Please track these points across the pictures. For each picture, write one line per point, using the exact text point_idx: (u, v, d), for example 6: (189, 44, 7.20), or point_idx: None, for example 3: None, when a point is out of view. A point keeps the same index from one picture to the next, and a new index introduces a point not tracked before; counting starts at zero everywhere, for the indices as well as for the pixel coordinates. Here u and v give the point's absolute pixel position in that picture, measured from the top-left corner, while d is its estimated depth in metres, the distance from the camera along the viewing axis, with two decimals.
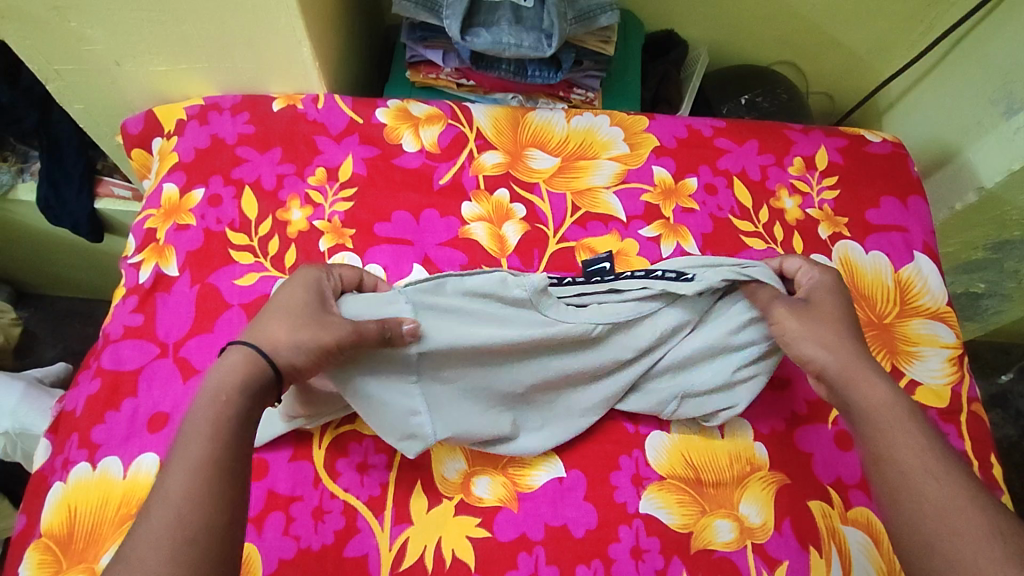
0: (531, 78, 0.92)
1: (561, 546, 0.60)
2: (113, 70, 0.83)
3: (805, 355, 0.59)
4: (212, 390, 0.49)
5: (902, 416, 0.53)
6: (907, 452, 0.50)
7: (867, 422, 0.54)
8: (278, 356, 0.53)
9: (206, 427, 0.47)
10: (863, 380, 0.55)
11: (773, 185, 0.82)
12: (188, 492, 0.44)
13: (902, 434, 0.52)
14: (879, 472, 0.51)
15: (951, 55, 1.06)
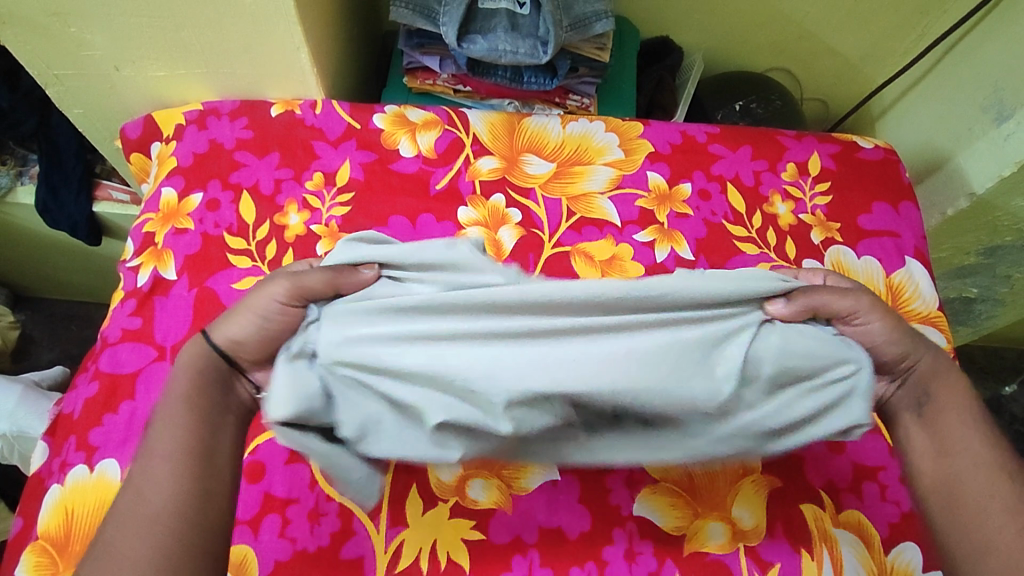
0: (527, 84, 0.93)
1: (556, 548, 0.60)
2: (113, 75, 0.84)
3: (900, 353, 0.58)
4: (175, 382, 0.51)
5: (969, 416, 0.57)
6: (973, 453, 0.55)
7: (933, 414, 0.57)
8: (219, 334, 0.53)
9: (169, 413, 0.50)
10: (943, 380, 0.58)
11: (766, 190, 0.83)
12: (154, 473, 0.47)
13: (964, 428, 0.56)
14: (937, 459, 0.55)
15: (942, 62, 1.08)
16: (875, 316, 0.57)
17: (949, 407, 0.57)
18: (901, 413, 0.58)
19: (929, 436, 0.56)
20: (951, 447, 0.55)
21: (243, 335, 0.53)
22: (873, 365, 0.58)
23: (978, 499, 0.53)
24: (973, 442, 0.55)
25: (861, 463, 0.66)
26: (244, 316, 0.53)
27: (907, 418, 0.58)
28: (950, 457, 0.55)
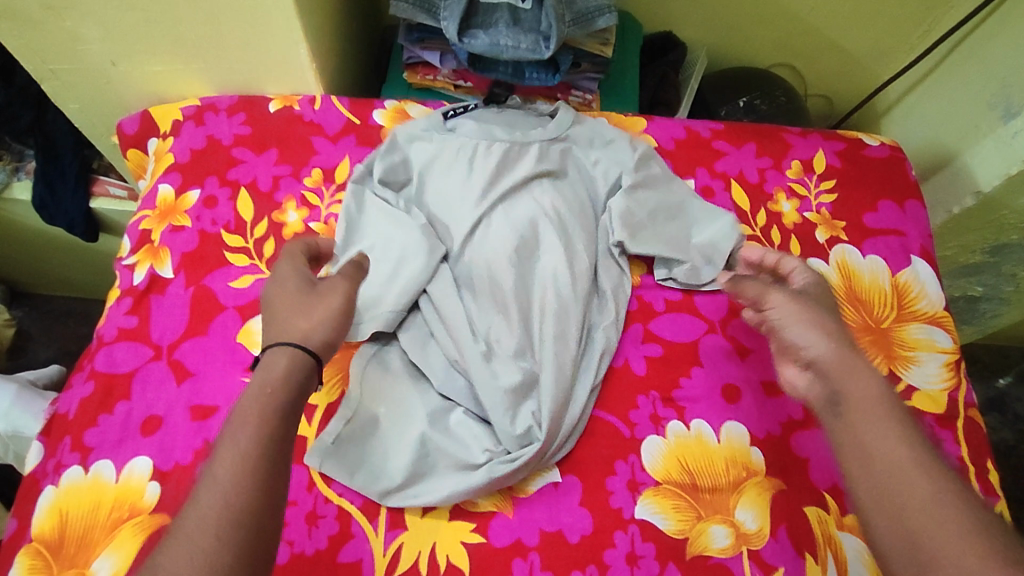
0: (529, 80, 0.90)
1: (556, 552, 0.59)
2: (108, 69, 0.83)
3: (801, 340, 0.54)
4: (258, 385, 0.48)
5: (890, 417, 0.48)
6: (895, 448, 0.46)
7: (851, 415, 0.49)
8: (313, 340, 0.52)
9: (252, 417, 0.47)
10: (853, 374, 0.50)
11: (771, 188, 0.82)
12: (234, 480, 0.43)
13: (893, 429, 0.47)
14: (863, 466, 0.46)
15: (950, 57, 1.06)
16: (781, 297, 0.57)
17: (866, 407, 0.48)
18: (817, 412, 0.52)
19: (849, 439, 0.48)
20: (870, 450, 0.47)
21: (317, 329, 0.53)
22: (781, 350, 0.56)
23: (907, 501, 0.44)
24: (897, 445, 0.46)
25: None
26: (313, 314, 0.53)
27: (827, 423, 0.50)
28: (870, 461, 0.46)
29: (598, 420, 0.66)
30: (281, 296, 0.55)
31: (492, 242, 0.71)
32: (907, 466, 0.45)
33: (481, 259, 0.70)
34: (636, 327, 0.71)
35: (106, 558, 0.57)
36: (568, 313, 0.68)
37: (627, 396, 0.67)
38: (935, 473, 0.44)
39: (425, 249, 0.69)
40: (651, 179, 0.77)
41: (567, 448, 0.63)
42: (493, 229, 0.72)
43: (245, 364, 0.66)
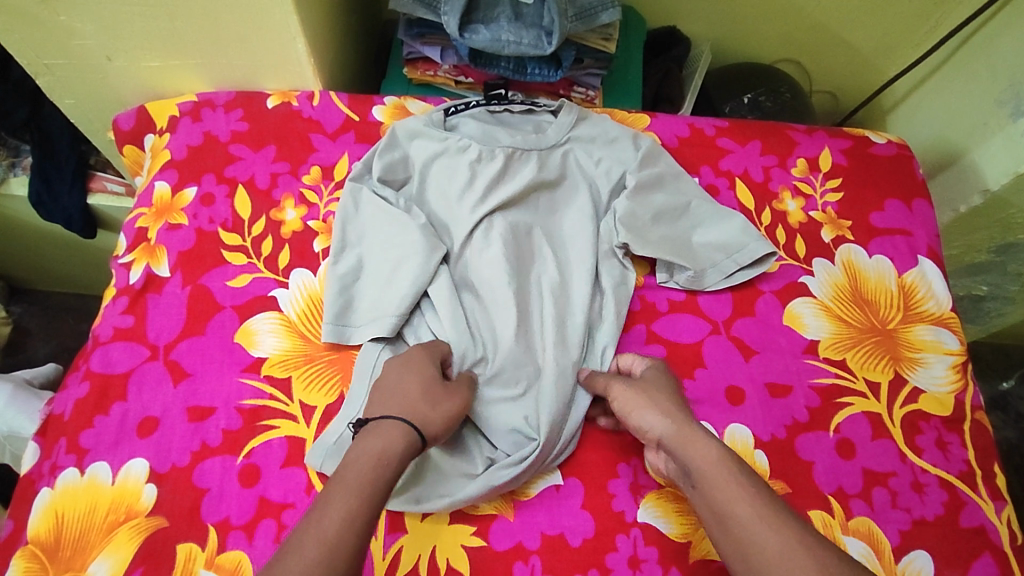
0: (530, 76, 0.89)
1: (557, 556, 0.59)
2: (104, 64, 0.81)
3: (646, 425, 0.58)
4: (373, 454, 0.51)
5: (727, 473, 0.53)
6: (740, 501, 0.51)
7: (700, 483, 0.54)
8: (429, 431, 0.55)
9: (362, 486, 0.49)
10: (692, 442, 0.55)
11: (776, 186, 0.81)
12: (339, 545, 0.45)
13: (734, 488, 0.52)
14: (722, 531, 0.51)
15: (957, 54, 1.05)
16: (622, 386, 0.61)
17: (711, 473, 0.53)
18: (678, 482, 0.57)
19: (707, 509, 0.53)
20: (721, 514, 0.52)
21: (439, 425, 0.55)
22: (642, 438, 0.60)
23: (760, 558, 0.48)
24: (741, 503, 0.51)
25: (871, 469, 0.65)
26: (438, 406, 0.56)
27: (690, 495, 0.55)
28: (725, 524, 0.51)
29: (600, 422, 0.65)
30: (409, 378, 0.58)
31: (493, 244, 0.70)
32: (752, 523, 0.50)
33: (481, 260, 0.70)
34: (638, 327, 0.70)
35: (103, 561, 0.56)
36: (567, 318, 0.68)
37: None
38: (777, 523, 0.49)
39: (425, 249, 0.68)
40: (654, 175, 0.76)
41: (571, 448, 0.63)
42: (494, 230, 0.71)
43: (243, 364, 0.66)
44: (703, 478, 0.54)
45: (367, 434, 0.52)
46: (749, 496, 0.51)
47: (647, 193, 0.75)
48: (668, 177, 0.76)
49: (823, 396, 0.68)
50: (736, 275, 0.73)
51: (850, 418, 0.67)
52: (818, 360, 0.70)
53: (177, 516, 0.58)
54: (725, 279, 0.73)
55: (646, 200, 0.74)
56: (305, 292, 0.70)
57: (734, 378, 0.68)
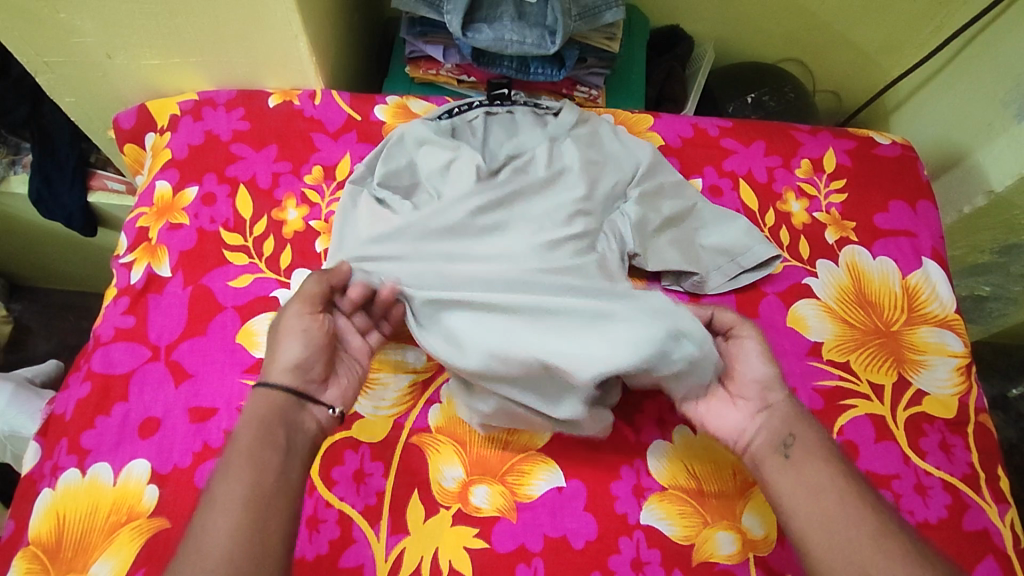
0: (533, 75, 0.88)
1: (560, 558, 0.58)
2: (105, 62, 0.81)
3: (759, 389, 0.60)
4: (245, 424, 0.53)
5: (830, 453, 0.56)
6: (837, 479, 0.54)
7: (800, 456, 0.56)
8: (279, 364, 0.57)
9: (243, 453, 0.51)
10: (802, 420, 0.58)
11: (780, 187, 0.81)
12: (230, 510, 0.48)
13: (832, 463, 0.55)
14: (813, 499, 0.53)
15: (962, 54, 1.05)
16: (752, 334, 0.62)
17: (812, 449, 0.56)
18: (757, 446, 0.58)
19: (799, 478, 0.55)
20: (816, 484, 0.54)
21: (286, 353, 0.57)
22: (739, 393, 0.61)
23: (853, 530, 0.51)
24: (837, 481, 0.54)
25: (875, 471, 0.64)
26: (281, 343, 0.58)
27: (776, 460, 0.56)
28: (818, 495, 0.53)
29: None
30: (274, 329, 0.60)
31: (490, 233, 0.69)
32: (847, 496, 0.53)
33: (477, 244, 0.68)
34: None
35: (105, 562, 0.56)
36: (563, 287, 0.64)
37: (632, 399, 0.66)
38: (868, 500, 0.53)
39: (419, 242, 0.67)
40: (652, 180, 0.75)
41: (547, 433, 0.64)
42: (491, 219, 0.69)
43: (244, 365, 0.65)
44: (803, 451, 0.56)
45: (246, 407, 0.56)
46: (844, 473, 0.54)
47: (653, 198, 0.74)
48: (670, 184, 0.75)
49: (827, 398, 0.68)
50: (740, 278, 0.73)
51: (853, 420, 0.67)
52: (822, 362, 0.70)
53: (179, 517, 0.58)
54: (729, 280, 0.73)
55: (649, 204, 0.73)
56: None
57: None
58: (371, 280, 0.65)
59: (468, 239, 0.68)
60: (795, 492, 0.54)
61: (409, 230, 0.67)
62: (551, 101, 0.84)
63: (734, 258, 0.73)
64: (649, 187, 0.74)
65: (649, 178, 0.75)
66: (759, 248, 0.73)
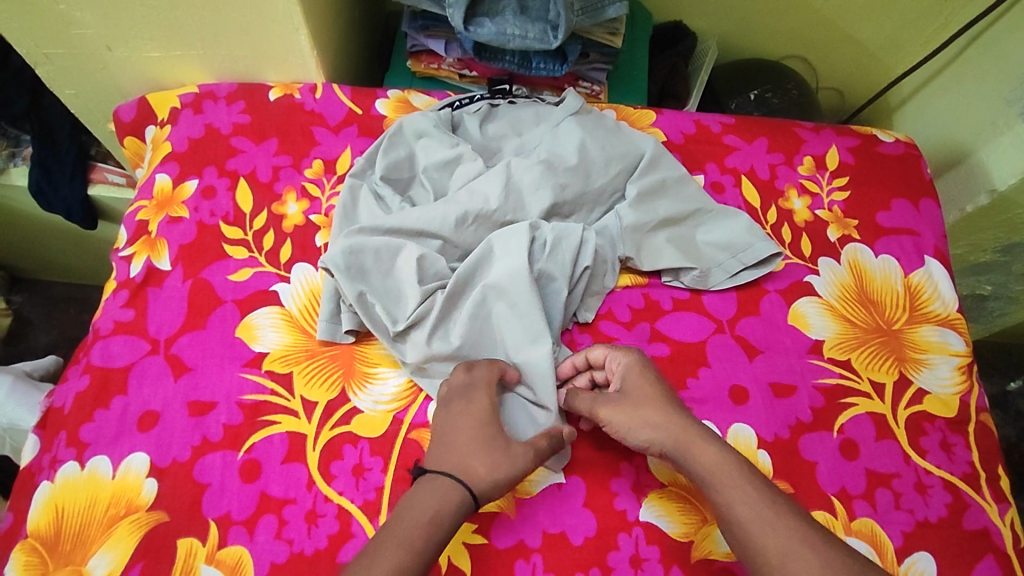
0: (535, 70, 0.88)
1: (559, 554, 0.58)
2: (105, 54, 0.81)
3: (643, 442, 0.58)
4: (427, 512, 0.53)
5: (734, 474, 0.54)
6: (740, 503, 0.53)
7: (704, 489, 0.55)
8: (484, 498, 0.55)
9: (413, 540, 0.51)
10: (694, 447, 0.56)
11: (783, 184, 0.80)
12: None
13: (736, 491, 0.54)
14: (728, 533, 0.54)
15: (966, 52, 1.04)
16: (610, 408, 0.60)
17: (710, 479, 0.55)
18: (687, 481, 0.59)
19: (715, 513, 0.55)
20: (729, 518, 0.53)
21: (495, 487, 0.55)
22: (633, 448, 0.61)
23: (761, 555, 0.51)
24: (741, 503, 0.53)
25: (874, 470, 0.64)
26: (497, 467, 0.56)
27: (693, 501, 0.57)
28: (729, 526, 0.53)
29: None
30: (471, 428, 0.57)
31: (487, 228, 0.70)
32: (754, 527, 0.52)
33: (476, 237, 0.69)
34: (641, 325, 0.69)
35: (103, 556, 0.56)
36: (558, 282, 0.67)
37: None
38: (779, 524, 0.52)
39: (421, 233, 0.67)
40: (653, 176, 0.74)
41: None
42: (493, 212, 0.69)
43: (244, 359, 0.65)
44: (709, 484, 0.55)
45: (425, 489, 0.54)
46: (752, 501, 0.53)
47: (649, 196, 0.74)
48: (672, 181, 0.75)
49: (828, 397, 0.67)
50: (741, 274, 0.72)
51: (854, 419, 0.67)
52: (823, 360, 0.69)
53: (177, 510, 0.58)
54: (731, 277, 0.72)
55: (647, 203, 0.73)
56: (307, 287, 0.70)
57: (739, 378, 0.67)
58: (371, 271, 0.65)
59: (467, 231, 0.69)
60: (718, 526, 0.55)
61: (405, 221, 0.67)
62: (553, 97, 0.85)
63: (735, 254, 0.72)
64: (651, 184, 0.74)
65: (651, 175, 0.75)
66: (760, 244, 0.73)
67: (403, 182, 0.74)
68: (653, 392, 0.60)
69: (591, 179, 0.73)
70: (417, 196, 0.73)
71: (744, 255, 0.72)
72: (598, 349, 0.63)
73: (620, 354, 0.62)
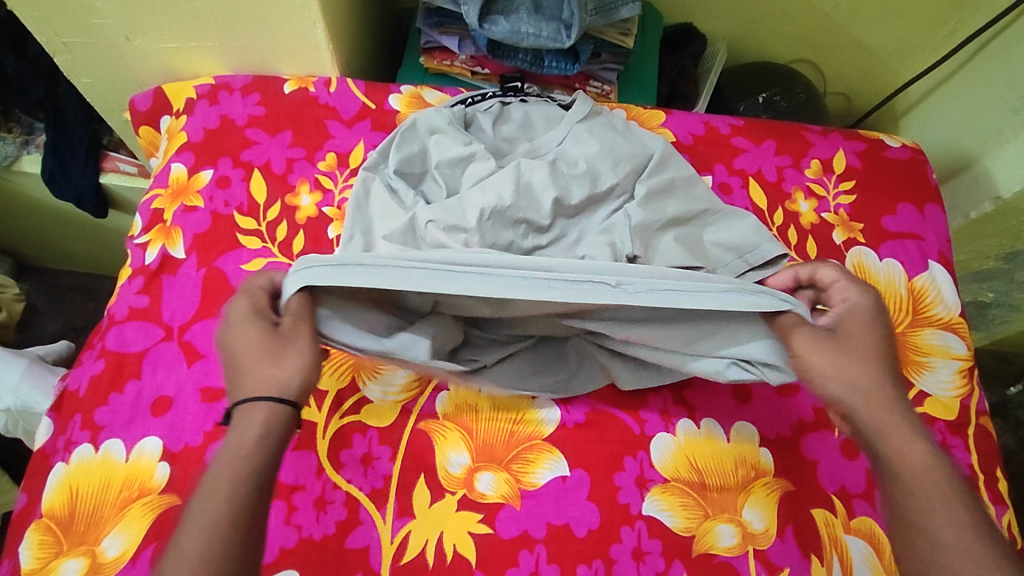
0: (548, 69, 0.89)
1: (563, 545, 0.59)
2: (122, 45, 0.82)
3: (831, 396, 0.54)
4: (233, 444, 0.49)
5: (941, 483, 0.50)
6: (940, 518, 0.49)
7: (892, 484, 0.52)
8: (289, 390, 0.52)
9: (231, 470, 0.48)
10: (895, 433, 0.52)
11: (790, 187, 0.81)
12: (218, 522, 0.46)
13: (940, 503, 0.50)
14: (904, 537, 0.50)
15: (973, 60, 1.05)
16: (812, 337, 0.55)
17: (916, 475, 0.51)
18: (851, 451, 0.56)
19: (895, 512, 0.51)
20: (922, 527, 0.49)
21: (292, 376, 0.52)
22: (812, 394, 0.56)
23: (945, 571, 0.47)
24: (942, 517, 0.49)
25: None
26: (286, 362, 0.52)
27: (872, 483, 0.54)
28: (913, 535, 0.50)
29: (607, 414, 0.66)
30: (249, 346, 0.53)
31: (497, 220, 0.70)
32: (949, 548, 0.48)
33: (485, 230, 0.69)
34: None
35: (116, 536, 0.57)
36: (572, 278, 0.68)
37: (637, 392, 0.67)
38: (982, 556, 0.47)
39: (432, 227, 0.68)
40: (661, 177, 0.75)
41: (553, 423, 0.65)
42: (504, 207, 0.70)
43: None
44: (905, 479, 0.51)
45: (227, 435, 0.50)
46: (953, 517, 0.49)
47: (654, 197, 0.74)
48: (677, 184, 0.76)
49: None
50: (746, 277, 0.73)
51: None
52: None
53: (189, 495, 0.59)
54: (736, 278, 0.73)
55: (656, 207, 0.74)
56: None
57: None
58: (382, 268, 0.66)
59: (477, 226, 0.69)
60: (891, 529, 0.52)
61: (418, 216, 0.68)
62: (565, 97, 0.86)
63: (743, 257, 0.73)
64: (655, 185, 0.75)
65: (660, 177, 0.75)
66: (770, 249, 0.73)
67: (415, 180, 0.75)
68: (873, 350, 0.55)
69: (599, 181, 0.74)
70: (431, 194, 0.74)
71: (753, 256, 0.73)
72: (830, 270, 0.61)
73: (853, 289, 0.59)
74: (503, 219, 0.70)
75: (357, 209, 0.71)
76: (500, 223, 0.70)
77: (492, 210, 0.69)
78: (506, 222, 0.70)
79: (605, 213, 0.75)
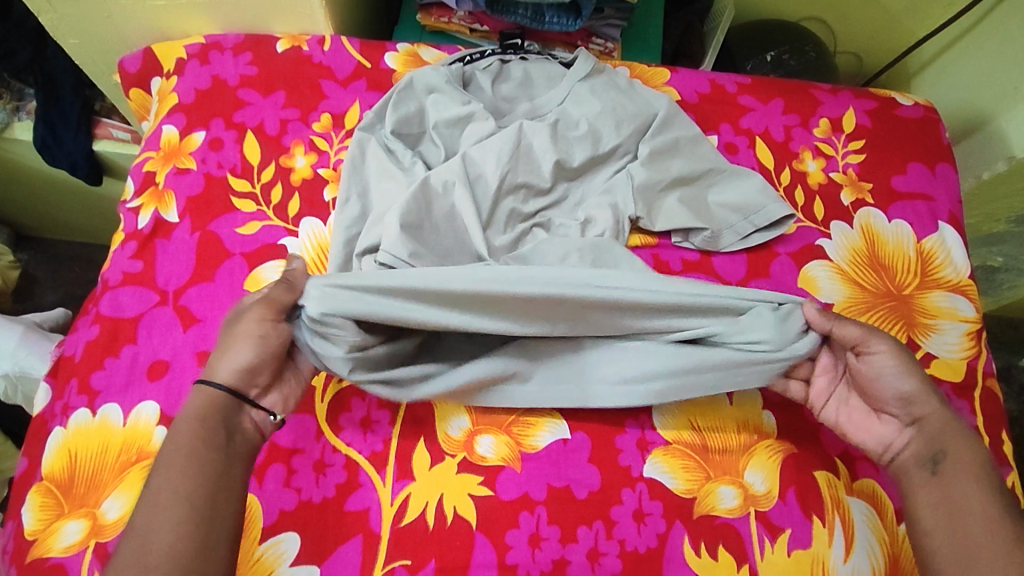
0: (548, 25, 0.86)
1: (563, 507, 0.59)
2: (109, 3, 0.79)
3: (903, 395, 0.55)
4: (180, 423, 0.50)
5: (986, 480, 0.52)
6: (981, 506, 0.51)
7: (944, 473, 0.53)
8: (224, 371, 0.52)
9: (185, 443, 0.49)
10: (951, 434, 0.54)
11: (797, 146, 0.79)
12: (182, 492, 0.47)
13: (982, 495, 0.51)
14: (943, 515, 0.52)
15: (990, 17, 1.02)
16: (884, 345, 0.56)
17: (965, 469, 0.53)
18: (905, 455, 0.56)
19: (937, 494, 0.53)
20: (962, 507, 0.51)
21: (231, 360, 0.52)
22: (880, 402, 0.57)
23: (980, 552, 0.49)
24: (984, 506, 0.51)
25: None
26: (226, 346, 0.53)
27: (920, 475, 0.54)
28: (957, 518, 0.51)
29: None
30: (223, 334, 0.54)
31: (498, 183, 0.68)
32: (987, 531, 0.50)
33: (485, 193, 0.68)
34: None
35: (116, 499, 0.57)
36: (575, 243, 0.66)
37: None
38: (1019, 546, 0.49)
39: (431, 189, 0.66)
40: (661, 136, 0.73)
41: None
42: (503, 171, 0.68)
43: None
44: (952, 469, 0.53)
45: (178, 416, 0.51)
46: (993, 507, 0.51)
47: (657, 158, 0.72)
48: (679, 145, 0.73)
49: None
50: (748, 237, 0.71)
51: None
52: None
53: None
54: (739, 238, 0.71)
55: (658, 168, 0.72)
56: (315, 240, 0.69)
57: None
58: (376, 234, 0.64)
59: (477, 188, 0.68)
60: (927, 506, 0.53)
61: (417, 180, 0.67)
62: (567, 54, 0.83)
63: (745, 217, 0.71)
64: (657, 146, 0.72)
65: (663, 137, 0.73)
66: (773, 208, 0.71)
67: (411, 141, 0.73)
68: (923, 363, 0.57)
69: (600, 142, 0.72)
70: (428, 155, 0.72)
71: (757, 217, 0.71)
72: None
73: None
74: (504, 183, 0.68)
75: (357, 171, 0.69)
76: (501, 185, 0.68)
77: (492, 173, 0.68)
78: (506, 186, 0.69)
79: (606, 174, 0.73)
